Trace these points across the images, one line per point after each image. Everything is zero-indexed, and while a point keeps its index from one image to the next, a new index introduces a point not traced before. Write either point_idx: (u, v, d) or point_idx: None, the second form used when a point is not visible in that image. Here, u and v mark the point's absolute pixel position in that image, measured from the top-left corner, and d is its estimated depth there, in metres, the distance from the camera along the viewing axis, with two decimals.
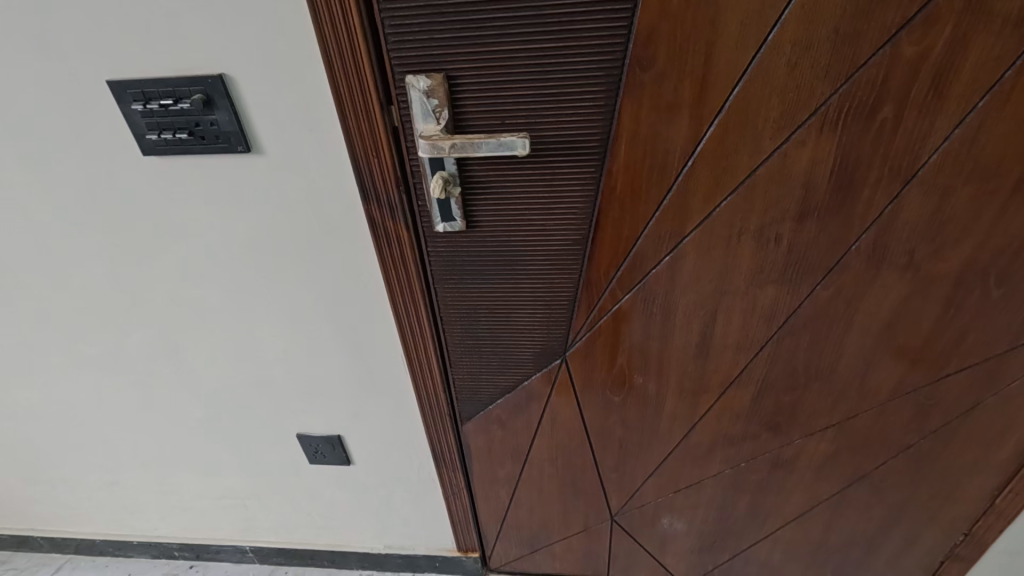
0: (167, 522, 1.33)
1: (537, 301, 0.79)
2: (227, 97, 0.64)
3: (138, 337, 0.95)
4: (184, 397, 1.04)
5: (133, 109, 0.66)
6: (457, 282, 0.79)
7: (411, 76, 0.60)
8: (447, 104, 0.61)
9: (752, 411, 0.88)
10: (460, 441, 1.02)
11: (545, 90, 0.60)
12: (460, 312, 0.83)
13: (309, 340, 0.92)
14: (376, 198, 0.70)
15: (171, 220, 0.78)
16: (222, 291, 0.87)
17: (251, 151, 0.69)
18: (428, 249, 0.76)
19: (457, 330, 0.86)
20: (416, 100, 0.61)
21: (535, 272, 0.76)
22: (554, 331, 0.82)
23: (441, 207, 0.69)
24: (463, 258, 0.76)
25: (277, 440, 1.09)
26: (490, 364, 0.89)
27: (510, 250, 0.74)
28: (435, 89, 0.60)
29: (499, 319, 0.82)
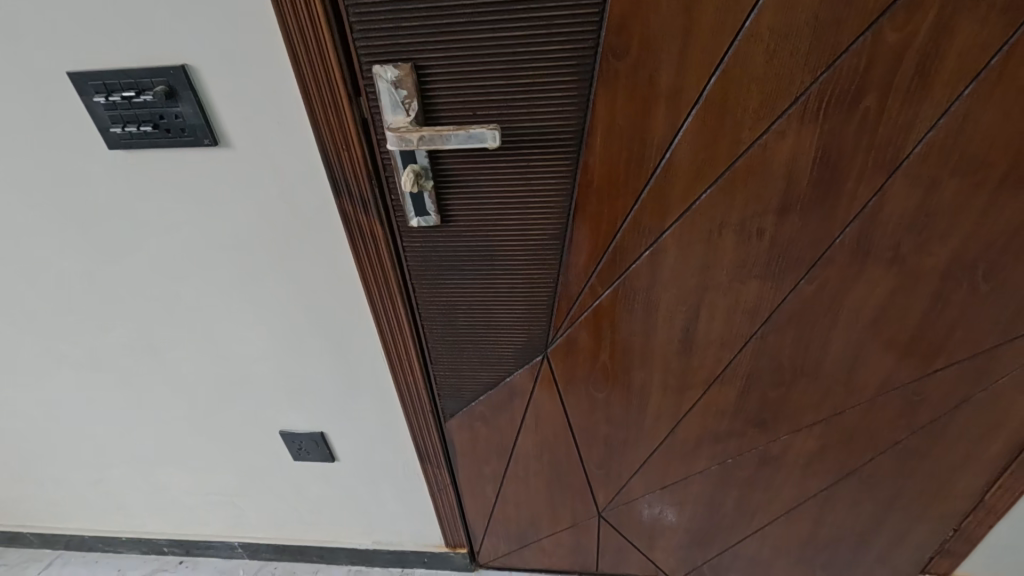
0: (155, 518, 1.33)
1: (516, 297, 0.78)
2: (190, 88, 0.62)
3: (116, 335, 0.94)
4: (166, 395, 1.03)
5: (95, 101, 0.64)
6: (435, 277, 0.78)
7: (378, 66, 0.58)
8: (416, 94, 0.60)
9: (738, 408, 0.87)
10: (444, 437, 1.01)
11: (517, 80, 0.58)
12: (439, 308, 0.82)
13: (288, 337, 0.91)
14: (348, 192, 0.68)
15: (142, 216, 0.77)
16: (198, 287, 0.85)
17: (219, 144, 0.67)
18: (403, 244, 0.74)
19: (437, 326, 0.84)
20: (383, 92, 0.59)
21: (513, 267, 0.74)
22: (535, 327, 0.81)
23: (415, 201, 0.68)
24: (440, 253, 0.74)
25: (261, 437, 1.08)
26: (471, 360, 0.88)
27: (487, 245, 0.72)
28: (404, 80, 0.58)
29: (479, 315, 0.81)
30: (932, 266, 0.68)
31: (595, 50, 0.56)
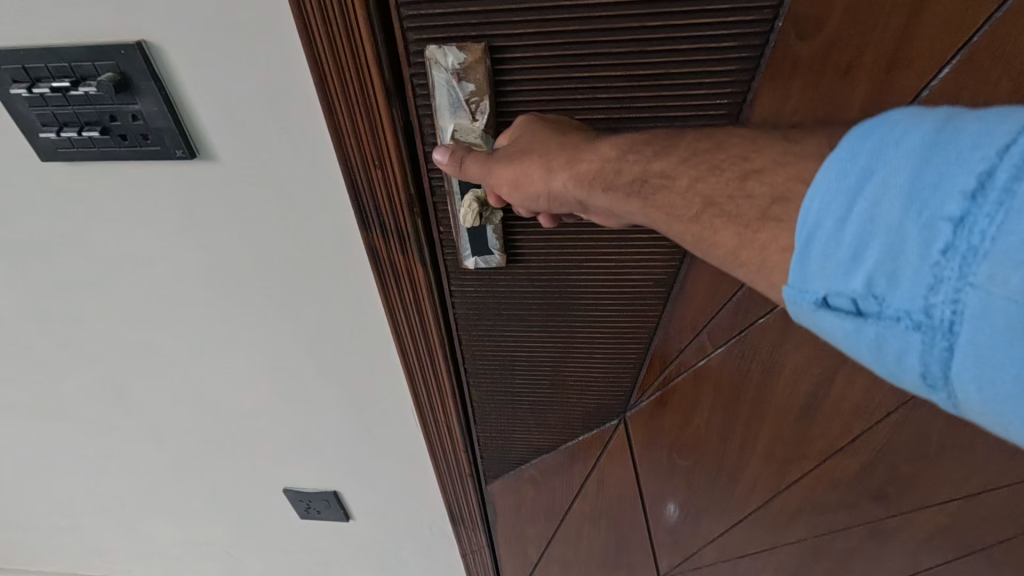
0: (141, 568, 1.17)
1: (598, 356, 0.61)
2: (153, 77, 0.42)
3: (77, 384, 0.75)
4: (144, 447, 0.86)
5: (14, 94, 0.44)
6: (490, 330, 0.60)
7: (433, 47, 0.40)
8: (489, 89, 0.42)
9: (856, 480, 0.70)
10: (485, 501, 0.87)
11: (636, 67, 0.40)
12: (491, 364, 0.65)
13: (295, 388, 0.73)
14: (381, 226, 0.50)
15: (99, 245, 0.57)
16: (179, 329, 0.67)
17: (197, 156, 0.48)
18: (453, 290, 0.56)
19: (487, 383, 0.67)
20: (440, 85, 0.42)
21: (599, 324, 0.57)
22: (616, 388, 0.66)
23: (473, 237, 0.49)
24: (501, 305, 0.57)
25: (261, 494, 0.91)
26: (525, 420, 0.73)
27: (567, 297, 0.55)
28: (470, 67, 0.40)
29: (544, 373, 0.65)
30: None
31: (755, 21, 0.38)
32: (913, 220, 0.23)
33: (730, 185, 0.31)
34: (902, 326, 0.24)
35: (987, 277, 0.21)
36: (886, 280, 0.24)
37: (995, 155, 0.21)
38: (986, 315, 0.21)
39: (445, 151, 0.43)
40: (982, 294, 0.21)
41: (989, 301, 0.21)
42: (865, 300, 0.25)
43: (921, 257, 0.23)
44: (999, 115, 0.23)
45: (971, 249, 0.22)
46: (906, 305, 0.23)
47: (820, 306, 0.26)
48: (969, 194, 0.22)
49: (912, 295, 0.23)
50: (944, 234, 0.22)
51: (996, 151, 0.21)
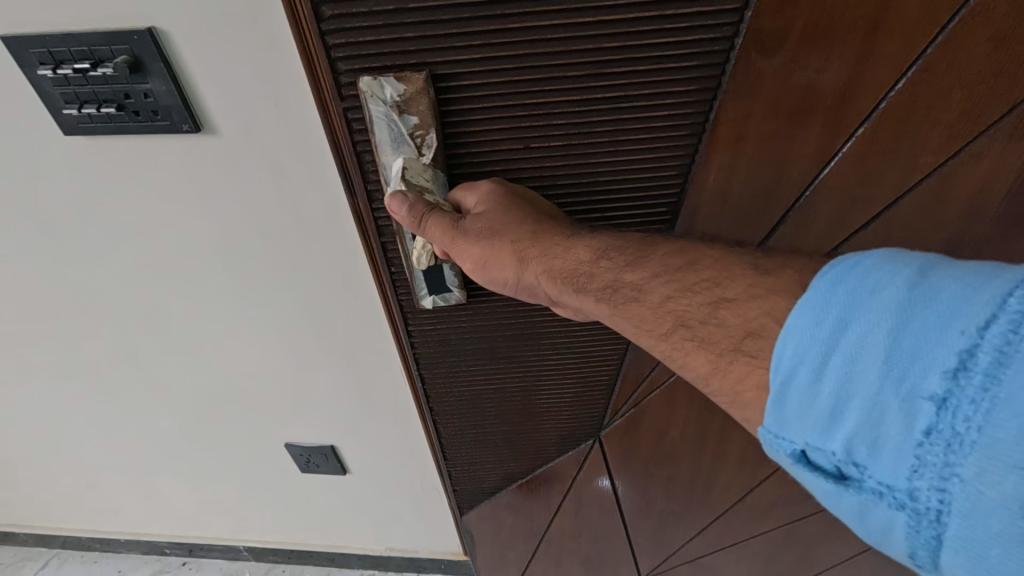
0: (153, 523, 1.25)
1: (566, 383, 0.79)
2: (161, 59, 0.48)
3: (94, 345, 0.82)
4: (156, 406, 0.93)
5: (41, 75, 0.50)
6: (452, 360, 0.73)
7: (366, 78, 0.47)
8: (427, 119, 0.50)
9: None
10: (465, 515, 1.05)
11: (588, 100, 0.50)
12: (461, 392, 0.79)
13: (293, 350, 0.80)
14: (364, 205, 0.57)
15: (114, 214, 0.64)
16: (188, 293, 0.73)
17: (201, 130, 0.54)
18: (412, 328, 0.69)
19: (458, 407, 0.81)
20: (378, 112, 0.49)
21: (563, 360, 0.75)
22: (588, 409, 0.84)
23: (428, 278, 0.61)
24: (459, 340, 0.70)
25: (264, 451, 0.98)
26: (500, 437, 0.88)
27: (525, 335, 0.70)
28: (402, 93, 0.48)
29: (517, 398, 0.81)
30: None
31: (690, 27, 0.46)
32: (895, 393, 0.29)
33: (701, 311, 0.40)
34: (884, 500, 0.29)
35: (972, 472, 0.26)
36: (868, 448, 0.30)
37: (975, 336, 0.27)
38: (967, 505, 0.27)
39: (406, 203, 0.50)
40: (965, 485, 0.27)
41: (977, 494, 0.26)
42: (847, 465, 0.31)
43: (904, 434, 0.29)
44: (975, 283, 0.28)
45: (951, 439, 0.27)
46: (887, 479, 0.29)
47: (800, 457, 0.32)
48: (952, 374, 0.27)
49: (897, 469, 0.29)
50: (927, 410, 0.28)
51: (976, 330, 0.27)
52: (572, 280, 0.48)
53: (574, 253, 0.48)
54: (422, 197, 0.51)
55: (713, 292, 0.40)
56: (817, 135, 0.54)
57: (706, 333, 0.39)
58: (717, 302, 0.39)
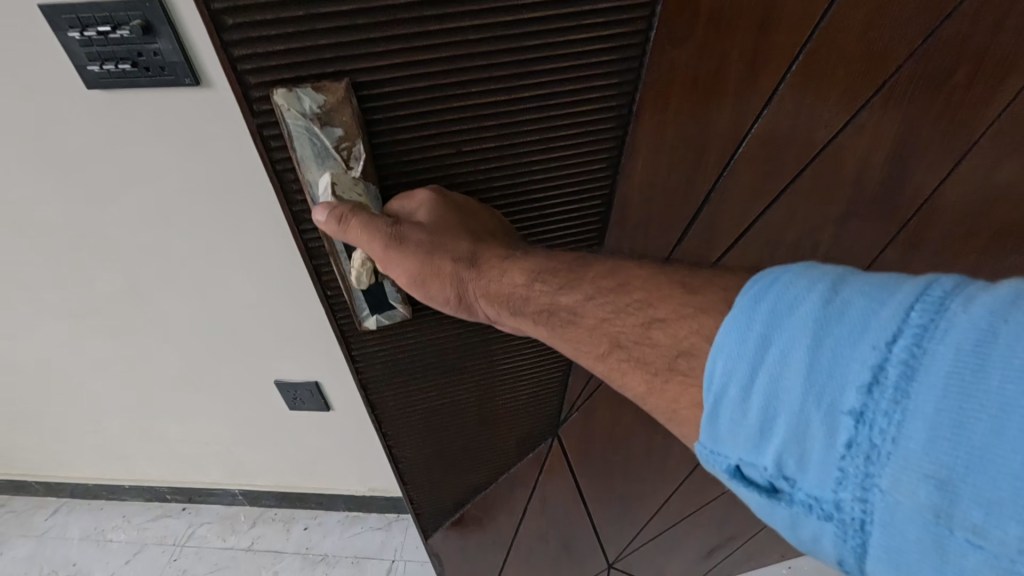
0: (155, 468, 1.36)
1: (514, 388, 0.89)
2: (168, 23, 0.60)
3: (104, 285, 0.93)
4: (159, 346, 1.04)
5: (70, 37, 0.61)
6: (406, 382, 0.81)
7: (280, 91, 0.51)
8: (349, 130, 0.54)
9: None
10: (439, 527, 1.12)
11: (519, 102, 0.57)
12: (419, 411, 0.86)
13: (280, 287, 0.91)
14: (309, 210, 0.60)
15: (126, 159, 0.75)
16: (188, 235, 0.84)
17: (201, 84, 0.65)
18: (365, 359, 0.76)
19: (417, 425, 0.89)
20: (296, 123, 0.53)
21: (507, 369, 0.85)
22: (539, 408, 0.96)
23: (370, 296, 0.65)
24: (410, 363, 0.78)
25: (256, 388, 1.10)
26: (462, 446, 0.96)
27: (471, 351, 0.80)
28: (319, 102, 0.52)
29: (473, 408, 0.90)
30: (901, 189, 0.77)
31: (602, 24, 0.54)
32: (817, 407, 0.31)
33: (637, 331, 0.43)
34: (814, 512, 0.32)
35: (891, 484, 0.29)
36: (798, 464, 0.33)
37: (886, 350, 0.30)
38: (888, 516, 0.29)
39: (330, 210, 0.54)
40: (882, 497, 0.29)
41: (892, 504, 0.29)
42: (778, 480, 0.34)
43: (830, 451, 0.31)
44: (882, 297, 0.31)
45: (869, 452, 0.30)
46: (816, 492, 0.32)
47: (736, 471, 0.35)
48: (866, 389, 0.30)
49: (825, 484, 0.31)
50: (846, 424, 0.31)
51: (886, 345, 0.30)
52: (509, 305, 0.53)
53: (511, 277, 0.53)
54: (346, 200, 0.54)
55: (650, 313, 0.43)
56: (726, 122, 0.64)
57: (643, 355, 0.42)
58: (653, 322, 0.42)
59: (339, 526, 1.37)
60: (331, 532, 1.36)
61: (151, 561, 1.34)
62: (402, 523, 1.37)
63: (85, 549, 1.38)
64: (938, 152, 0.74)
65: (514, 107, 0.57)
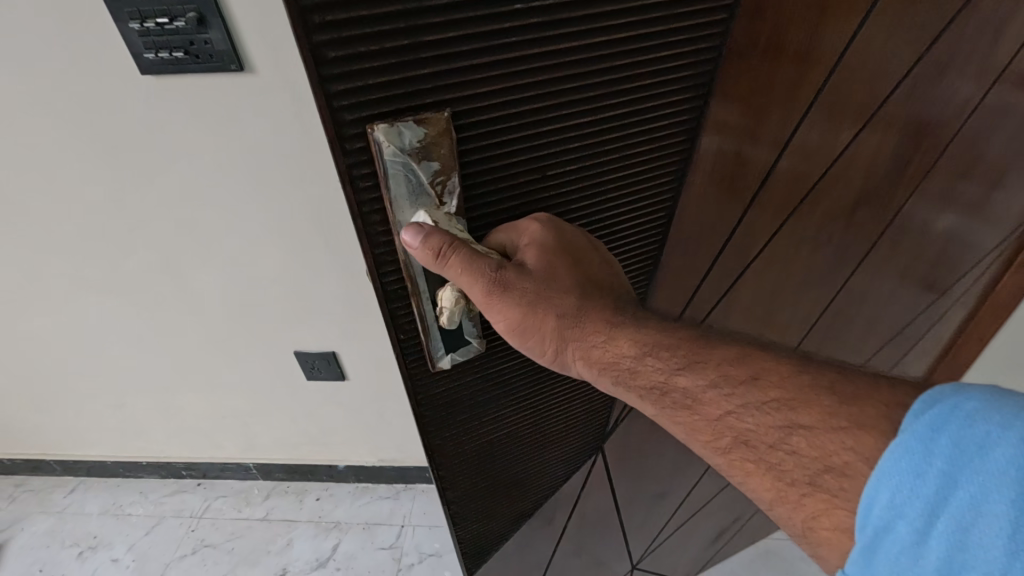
0: (173, 444, 1.43)
1: (565, 405, 0.88)
2: (219, 15, 0.69)
3: (138, 260, 1.00)
4: (185, 319, 1.11)
5: (130, 27, 0.70)
6: (468, 415, 0.76)
7: (383, 126, 0.45)
8: (449, 163, 0.49)
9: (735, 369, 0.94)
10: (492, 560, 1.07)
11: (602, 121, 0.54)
12: (476, 443, 0.81)
13: (303, 258, 0.99)
14: (394, 255, 0.53)
15: (169, 140, 0.83)
16: (220, 211, 0.92)
17: (244, 70, 0.74)
18: (429, 399, 0.69)
19: (473, 457, 0.83)
20: (395, 160, 0.46)
21: (562, 388, 0.83)
22: (584, 422, 0.95)
23: (448, 337, 0.61)
24: (473, 395, 0.73)
25: (275, 360, 1.17)
26: (511, 473, 0.93)
27: (531, 375, 0.77)
28: (420, 136, 0.46)
29: (526, 431, 0.87)
30: (906, 185, 0.78)
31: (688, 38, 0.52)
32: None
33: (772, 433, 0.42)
34: None
35: None
36: None
37: None
38: None
39: (423, 238, 0.49)
40: None
41: None
42: None
43: None
44: None
45: None
46: None
47: None
48: None
49: None
50: None
51: None
52: (614, 373, 0.52)
53: (619, 344, 0.52)
54: (442, 231, 0.50)
55: (791, 418, 0.42)
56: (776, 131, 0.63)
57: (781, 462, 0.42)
58: (795, 427, 0.41)
59: (349, 496, 1.44)
60: (342, 502, 1.43)
61: (169, 531, 1.41)
62: (410, 492, 1.44)
63: (104, 522, 1.44)
64: (933, 162, 0.77)
65: (594, 127, 0.54)
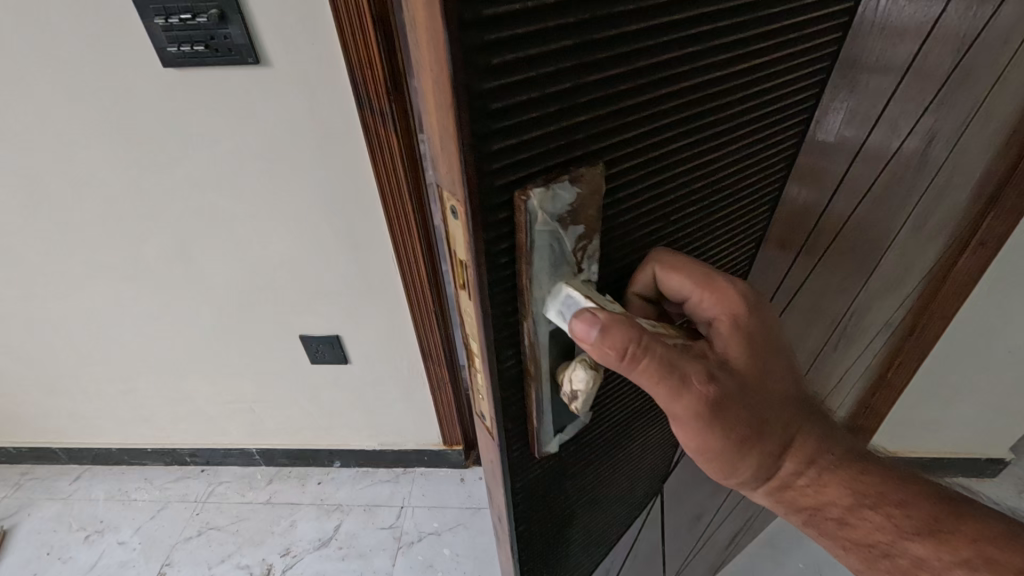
0: (178, 430, 1.47)
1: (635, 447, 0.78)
2: (239, 12, 0.74)
3: (153, 245, 1.05)
4: (195, 304, 1.15)
5: (155, 23, 0.76)
6: (556, 485, 0.62)
7: (537, 189, 0.35)
8: (590, 229, 0.40)
9: None
10: None
11: (709, 144, 0.47)
12: (555, 518, 0.67)
13: (310, 244, 1.03)
14: (517, 336, 0.42)
15: (188, 129, 0.88)
16: (233, 199, 0.97)
17: (260, 63, 0.80)
18: (521, 482, 0.55)
19: (548, 537, 0.68)
20: (543, 230, 0.36)
21: (634, 430, 0.74)
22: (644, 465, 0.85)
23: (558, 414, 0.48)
24: (564, 463, 0.60)
25: (280, 344, 1.22)
26: (579, 539, 0.80)
27: (615, 422, 0.67)
28: (573, 198, 0.37)
29: (599, 488, 0.75)
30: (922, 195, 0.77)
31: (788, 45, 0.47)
32: None
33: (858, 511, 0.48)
34: None
35: None
36: None
37: None
38: None
39: (598, 329, 0.38)
40: None
41: None
42: None
43: None
44: None
45: None
46: None
47: None
48: None
49: None
50: None
51: None
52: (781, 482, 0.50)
53: (828, 491, 0.50)
54: (630, 326, 0.39)
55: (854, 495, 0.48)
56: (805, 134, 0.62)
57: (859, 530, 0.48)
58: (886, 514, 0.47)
59: (350, 479, 1.49)
60: (343, 485, 1.48)
61: (174, 515, 1.44)
62: (409, 475, 1.49)
63: (110, 507, 1.47)
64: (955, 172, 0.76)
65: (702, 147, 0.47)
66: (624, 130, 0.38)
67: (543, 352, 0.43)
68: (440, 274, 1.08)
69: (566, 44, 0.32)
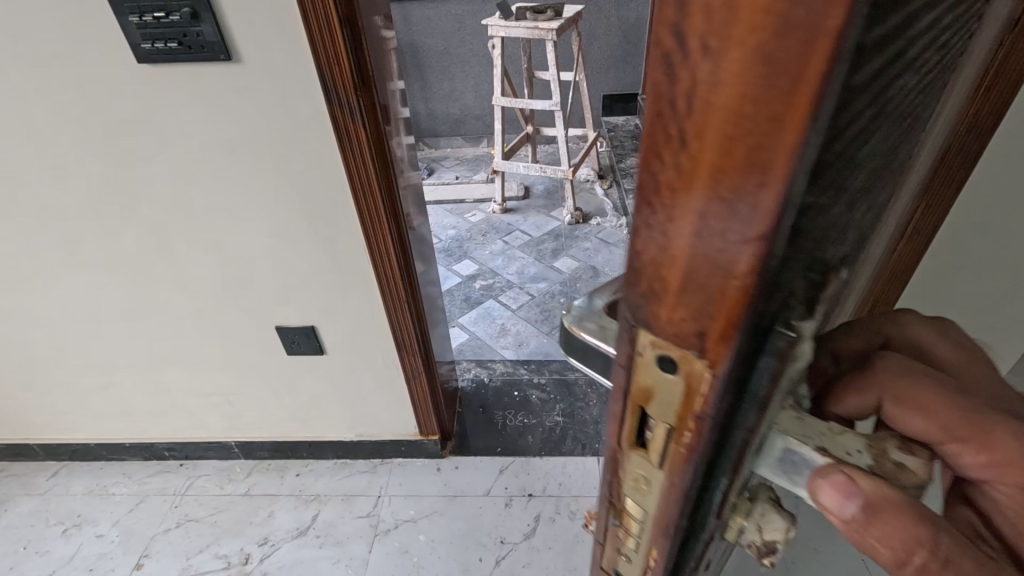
0: (158, 425, 1.49)
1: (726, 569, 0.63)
2: (210, 11, 0.78)
3: (130, 238, 1.08)
4: (172, 297, 1.18)
5: (130, 20, 0.80)
6: None
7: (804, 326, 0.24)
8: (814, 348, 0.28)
9: None
10: None
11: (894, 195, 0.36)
12: None
13: (284, 234, 1.06)
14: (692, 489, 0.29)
15: (163, 123, 0.91)
16: (208, 192, 1.00)
17: (232, 60, 0.84)
18: None
19: None
20: (785, 371, 0.24)
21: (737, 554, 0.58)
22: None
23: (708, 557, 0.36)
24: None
25: (257, 336, 1.25)
26: None
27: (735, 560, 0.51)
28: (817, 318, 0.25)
29: None
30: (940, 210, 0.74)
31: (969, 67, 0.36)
32: None
33: None
34: None
35: None
36: None
37: None
38: None
39: (849, 500, 0.26)
40: None
41: None
42: None
43: None
44: None
45: None
46: None
47: None
48: None
49: None
50: None
51: None
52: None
53: None
54: (891, 491, 0.27)
55: None
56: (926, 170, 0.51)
57: None
58: None
59: (328, 471, 1.52)
60: (322, 476, 1.51)
61: (153, 507, 1.46)
62: (387, 466, 1.53)
63: (88, 502, 1.48)
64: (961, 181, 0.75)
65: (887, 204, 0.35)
66: (862, 197, 0.26)
67: (724, 496, 0.30)
68: (412, 261, 1.12)
69: (885, 65, 0.20)
